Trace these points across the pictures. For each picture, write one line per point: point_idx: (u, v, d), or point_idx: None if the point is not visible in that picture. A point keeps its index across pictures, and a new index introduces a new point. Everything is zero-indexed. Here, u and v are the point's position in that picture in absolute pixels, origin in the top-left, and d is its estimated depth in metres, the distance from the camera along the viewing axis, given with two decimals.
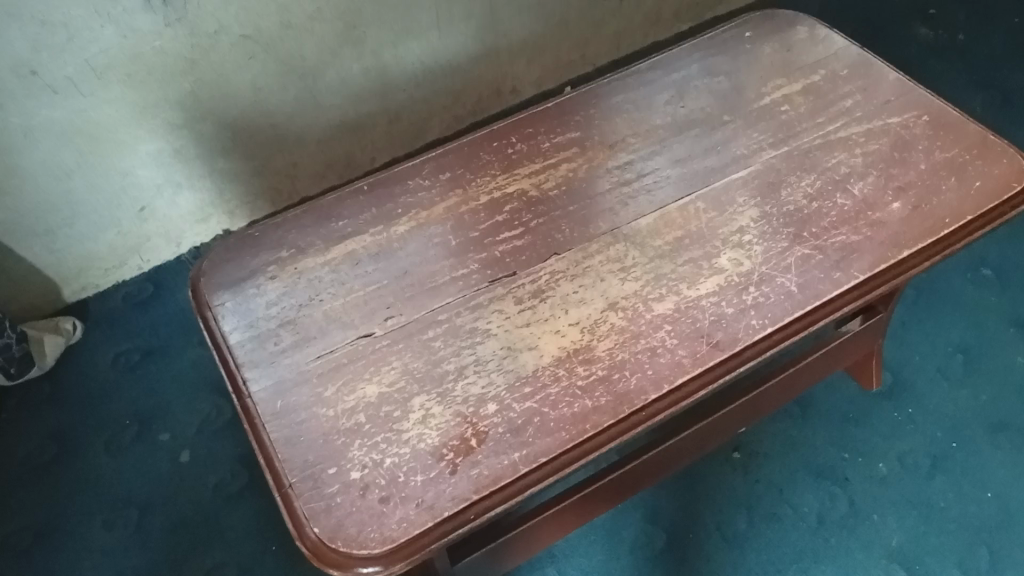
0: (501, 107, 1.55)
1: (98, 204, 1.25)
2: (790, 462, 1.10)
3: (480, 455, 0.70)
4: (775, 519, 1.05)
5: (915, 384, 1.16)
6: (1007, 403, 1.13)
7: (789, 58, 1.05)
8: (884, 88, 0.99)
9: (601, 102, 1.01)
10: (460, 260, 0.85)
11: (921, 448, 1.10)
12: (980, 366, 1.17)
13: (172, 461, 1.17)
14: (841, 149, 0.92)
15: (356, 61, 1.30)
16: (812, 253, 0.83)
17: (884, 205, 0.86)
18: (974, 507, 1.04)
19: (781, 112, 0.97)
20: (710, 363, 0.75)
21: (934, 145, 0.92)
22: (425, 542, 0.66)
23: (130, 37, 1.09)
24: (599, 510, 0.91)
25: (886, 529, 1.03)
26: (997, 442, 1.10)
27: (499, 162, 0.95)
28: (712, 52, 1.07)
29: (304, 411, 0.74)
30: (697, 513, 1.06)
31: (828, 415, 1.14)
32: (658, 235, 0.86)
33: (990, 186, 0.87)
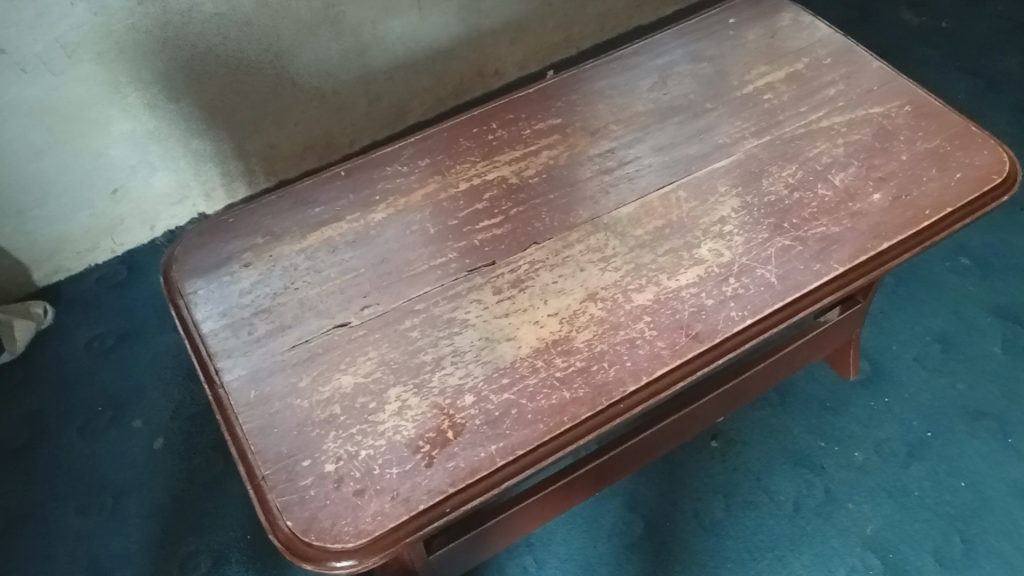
0: (484, 90, 1.53)
1: (70, 185, 1.23)
2: (768, 451, 1.10)
3: (456, 447, 0.69)
4: (751, 506, 1.05)
5: (893, 372, 1.16)
6: (984, 392, 1.14)
7: (773, 44, 1.04)
8: (867, 76, 0.98)
9: (583, 88, 1.00)
10: (438, 249, 0.84)
11: (898, 436, 1.11)
12: (957, 355, 1.18)
13: (147, 447, 1.15)
14: (823, 138, 0.92)
15: (334, 40, 1.27)
16: (793, 244, 0.82)
17: (865, 195, 0.86)
18: (948, 495, 1.05)
19: (764, 100, 0.96)
20: (690, 355, 0.74)
21: (916, 134, 0.91)
22: (401, 535, 0.65)
23: (101, 14, 1.07)
24: (577, 498, 0.91)
25: (862, 517, 1.04)
26: (974, 431, 1.10)
27: (479, 148, 0.94)
28: (696, 38, 1.06)
29: (278, 402, 0.73)
30: (675, 501, 1.06)
31: (807, 403, 1.14)
32: (638, 225, 0.85)
33: (971, 176, 0.87)
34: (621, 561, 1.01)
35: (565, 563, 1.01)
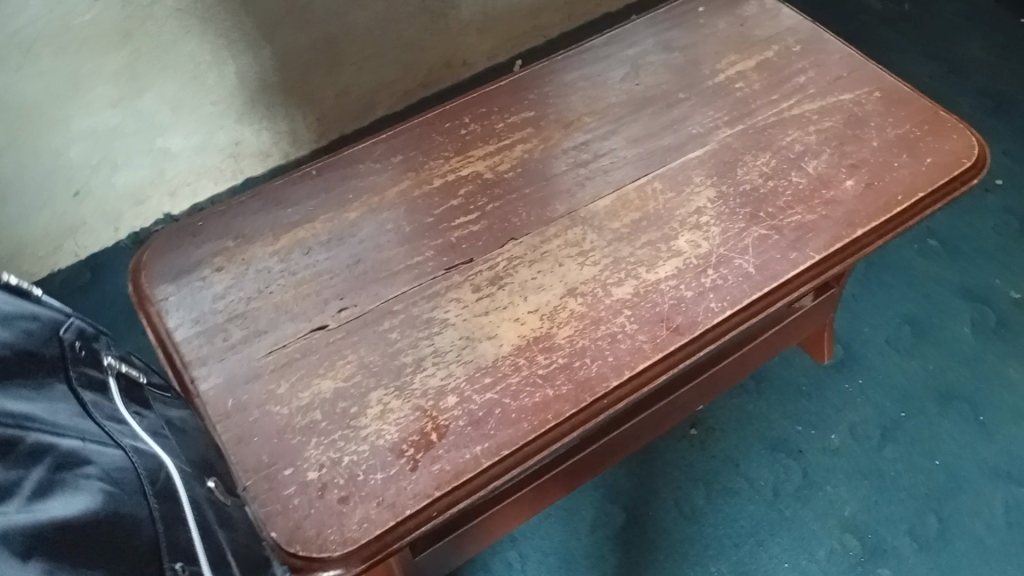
0: (453, 82, 1.51)
1: (30, 186, 1.18)
2: (746, 437, 1.11)
3: (441, 450, 0.68)
4: (731, 493, 1.06)
5: (865, 356, 1.18)
6: (954, 373, 1.16)
7: (743, 32, 1.04)
8: (837, 63, 0.99)
9: (554, 80, 0.99)
10: (415, 247, 0.83)
11: (872, 419, 1.12)
12: (928, 337, 1.20)
13: None
14: (795, 126, 0.92)
15: (300, 33, 1.24)
16: (769, 233, 0.82)
17: (838, 182, 0.86)
18: (922, 475, 1.07)
19: (737, 89, 0.96)
20: (671, 348, 0.74)
21: (887, 121, 0.92)
22: (386, 542, 0.64)
23: (57, 10, 1.03)
24: (558, 494, 0.91)
25: (839, 500, 1.05)
26: (945, 411, 1.12)
27: (453, 143, 0.92)
28: (667, 27, 1.05)
29: (256, 409, 0.71)
30: (656, 490, 1.07)
31: (783, 389, 1.15)
32: (615, 218, 0.85)
33: (941, 162, 0.88)
34: (604, 552, 1.02)
35: (548, 556, 1.01)
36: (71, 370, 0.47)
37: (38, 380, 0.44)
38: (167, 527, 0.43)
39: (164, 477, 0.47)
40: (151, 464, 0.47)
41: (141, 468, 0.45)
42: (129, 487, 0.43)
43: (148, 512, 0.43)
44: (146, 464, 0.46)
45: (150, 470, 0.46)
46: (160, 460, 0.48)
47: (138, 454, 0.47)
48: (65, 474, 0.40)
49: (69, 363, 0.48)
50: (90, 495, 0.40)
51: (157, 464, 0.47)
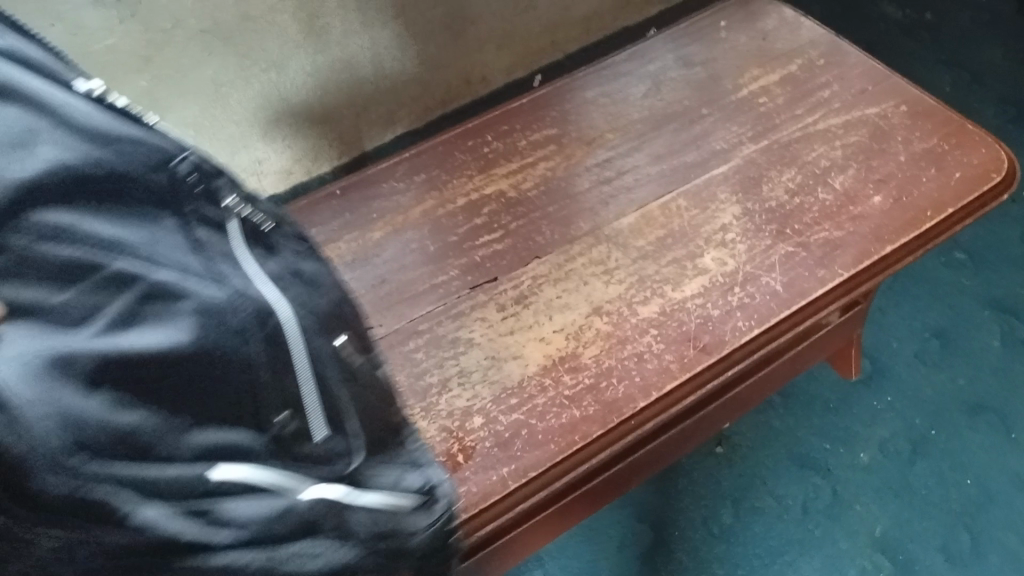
0: (472, 97, 1.51)
1: None
2: (772, 453, 1.10)
3: (467, 471, 0.68)
4: (759, 511, 1.05)
5: (892, 370, 1.17)
6: (984, 386, 1.14)
7: (765, 47, 1.03)
8: (860, 76, 0.98)
9: (575, 97, 0.99)
10: (439, 267, 0.83)
11: (901, 434, 1.11)
12: (956, 349, 1.18)
13: None
14: (820, 141, 0.91)
15: (320, 52, 1.25)
16: (796, 250, 0.82)
17: (865, 198, 0.85)
18: (953, 491, 1.05)
19: (760, 104, 0.96)
20: (699, 368, 0.74)
21: (913, 134, 0.91)
22: None
23: (78, 35, 1.02)
24: (584, 513, 0.90)
25: (870, 518, 1.04)
26: (976, 426, 1.11)
27: (476, 162, 0.92)
28: (687, 42, 1.05)
29: None
30: (682, 509, 1.06)
31: (809, 405, 1.14)
32: (639, 235, 0.84)
33: (970, 176, 0.87)
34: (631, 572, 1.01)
35: None
36: (182, 206, 0.52)
37: (144, 210, 0.49)
38: (268, 367, 0.51)
39: (279, 319, 0.53)
40: (268, 306, 0.52)
41: (250, 309, 0.51)
42: (230, 325, 0.49)
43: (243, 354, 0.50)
44: (257, 306, 0.52)
45: (264, 309, 0.52)
46: (268, 307, 0.52)
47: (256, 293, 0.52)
48: (151, 306, 0.46)
49: (183, 198, 0.52)
50: (187, 324, 0.47)
51: (275, 307, 0.53)
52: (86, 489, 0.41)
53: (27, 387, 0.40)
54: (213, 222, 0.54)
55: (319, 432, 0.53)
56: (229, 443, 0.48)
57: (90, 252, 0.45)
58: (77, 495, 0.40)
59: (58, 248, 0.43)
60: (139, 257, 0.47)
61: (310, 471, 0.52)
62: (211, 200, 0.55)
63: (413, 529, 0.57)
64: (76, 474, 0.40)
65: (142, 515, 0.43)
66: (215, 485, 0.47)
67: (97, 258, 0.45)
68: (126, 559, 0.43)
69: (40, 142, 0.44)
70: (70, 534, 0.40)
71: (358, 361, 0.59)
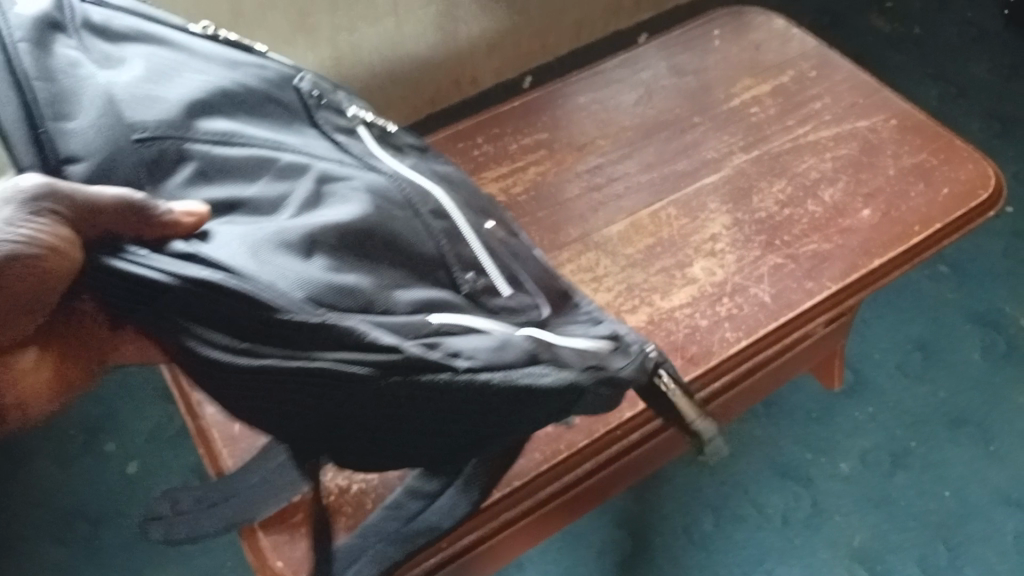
0: (461, 98, 1.50)
1: None
2: (754, 462, 1.10)
3: None
4: (740, 520, 1.05)
5: (875, 381, 1.17)
6: (965, 399, 1.15)
7: (756, 57, 1.03)
8: (851, 89, 0.98)
9: (567, 102, 0.98)
10: None
11: (882, 445, 1.11)
12: (938, 361, 1.19)
13: (123, 472, 1.10)
14: (810, 153, 0.91)
15: (311, 48, 1.24)
16: (785, 262, 0.82)
17: (854, 211, 0.86)
18: (933, 504, 1.06)
19: (751, 114, 0.96)
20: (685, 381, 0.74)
21: (902, 149, 0.91)
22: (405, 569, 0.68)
23: None
24: (565, 521, 0.90)
25: (850, 528, 1.04)
26: (956, 438, 1.11)
27: (466, 165, 0.92)
28: (680, 50, 1.05)
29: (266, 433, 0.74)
30: (664, 516, 1.06)
31: (792, 414, 1.15)
32: (629, 243, 0.84)
33: (957, 191, 0.87)
34: None
35: None
36: (313, 115, 0.64)
37: (281, 121, 0.61)
38: (444, 242, 0.60)
39: (435, 194, 0.62)
40: (422, 188, 0.62)
41: (408, 188, 0.60)
42: (395, 201, 0.59)
43: (415, 225, 0.59)
44: (417, 185, 0.61)
45: (418, 188, 0.61)
46: (424, 189, 0.61)
47: (405, 177, 0.62)
48: (328, 185, 0.56)
49: (309, 111, 0.65)
50: (364, 200, 0.56)
51: (427, 188, 0.62)
52: (334, 320, 0.48)
53: (252, 258, 0.47)
54: (345, 130, 0.65)
55: (504, 289, 0.62)
56: (441, 295, 0.57)
57: (263, 152, 0.55)
58: (329, 323, 0.48)
59: (231, 148, 0.54)
60: (300, 152, 0.58)
61: (510, 320, 0.61)
62: (337, 112, 0.66)
63: (616, 367, 0.64)
64: (323, 311, 0.48)
65: (371, 335, 0.49)
66: (437, 326, 0.54)
67: (271, 156, 0.55)
68: (383, 383, 0.49)
69: (178, 77, 0.57)
70: (329, 356, 0.48)
71: (514, 243, 0.69)
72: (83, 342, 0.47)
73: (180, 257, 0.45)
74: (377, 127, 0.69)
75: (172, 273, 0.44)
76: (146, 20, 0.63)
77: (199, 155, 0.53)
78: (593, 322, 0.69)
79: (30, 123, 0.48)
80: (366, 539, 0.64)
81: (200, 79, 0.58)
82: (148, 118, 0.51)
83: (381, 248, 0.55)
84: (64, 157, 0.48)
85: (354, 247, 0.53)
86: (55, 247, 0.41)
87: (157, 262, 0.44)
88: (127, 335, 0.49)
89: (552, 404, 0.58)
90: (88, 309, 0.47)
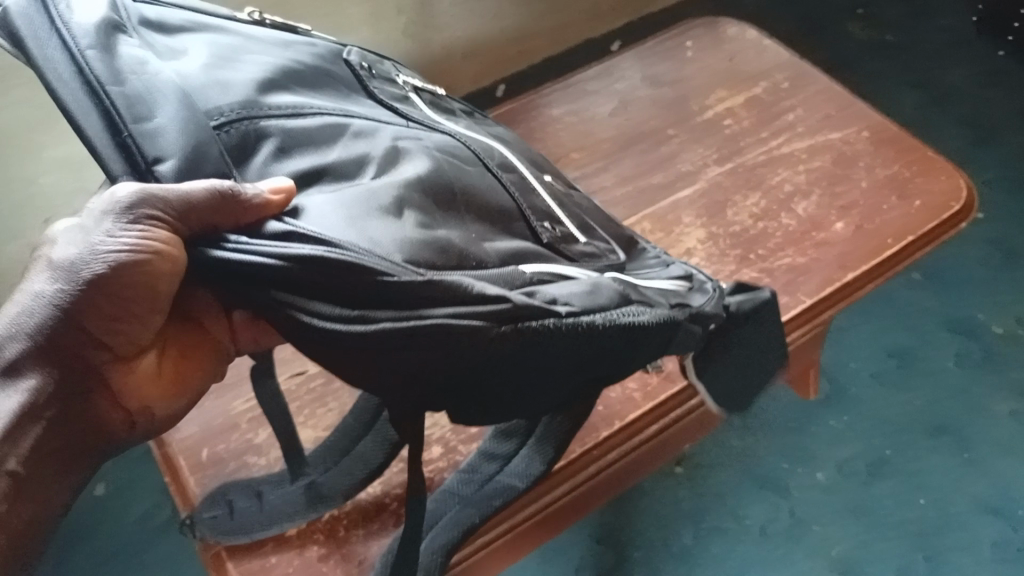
0: None
1: None
2: (732, 472, 1.10)
3: None
4: (719, 532, 1.05)
5: (852, 390, 1.17)
6: (940, 407, 1.15)
7: (731, 68, 1.03)
8: (825, 101, 0.98)
9: (541, 115, 0.98)
10: None
11: (859, 454, 1.11)
12: (914, 370, 1.19)
13: (92, 492, 1.07)
14: (785, 165, 0.91)
15: None
16: (760, 276, 0.82)
17: (828, 224, 0.85)
18: (910, 513, 1.06)
19: (725, 126, 0.96)
20: (659, 399, 0.77)
21: (876, 160, 0.91)
22: None
23: None
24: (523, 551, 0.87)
25: (828, 539, 1.04)
26: (932, 447, 1.12)
27: None
28: (655, 61, 1.04)
29: (233, 461, 0.72)
30: (642, 530, 1.05)
31: (769, 424, 1.15)
32: None
33: (931, 204, 0.87)
34: None
35: None
36: (368, 84, 0.62)
37: (338, 94, 0.57)
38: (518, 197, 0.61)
39: (496, 153, 0.64)
40: (485, 148, 0.63)
41: (476, 149, 0.61)
42: (468, 159, 0.59)
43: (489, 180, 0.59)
44: (480, 147, 0.63)
45: (484, 149, 0.63)
46: (490, 150, 0.63)
47: (467, 137, 0.63)
48: (402, 148, 0.53)
49: (365, 80, 0.62)
50: (436, 154, 0.55)
51: (489, 149, 0.64)
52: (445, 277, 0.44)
53: (348, 228, 0.43)
54: (398, 96, 0.64)
55: (577, 235, 0.63)
56: (519, 246, 0.56)
57: (334, 118, 0.51)
58: (436, 279, 0.43)
59: (305, 119, 0.49)
60: (367, 120, 0.54)
61: (590, 262, 0.62)
62: (386, 81, 0.65)
63: (698, 303, 0.66)
64: (425, 271, 0.44)
65: (477, 287, 0.45)
66: (529, 277, 0.53)
67: (344, 122, 0.51)
68: (497, 336, 0.45)
69: (239, 59, 0.51)
70: (442, 312, 0.43)
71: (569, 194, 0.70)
72: (199, 333, 0.48)
73: (279, 237, 0.41)
74: (427, 92, 0.71)
75: (278, 253, 0.40)
76: (185, 10, 0.56)
77: (279, 131, 0.47)
78: (662, 266, 0.71)
79: (112, 132, 0.42)
80: (446, 505, 0.68)
81: (263, 59, 0.53)
82: (219, 101, 0.46)
83: (464, 206, 0.54)
84: (152, 157, 0.42)
85: (438, 207, 0.51)
86: (164, 251, 0.39)
87: (259, 247, 0.40)
88: (239, 318, 0.49)
89: (647, 339, 0.56)
90: (201, 300, 0.47)
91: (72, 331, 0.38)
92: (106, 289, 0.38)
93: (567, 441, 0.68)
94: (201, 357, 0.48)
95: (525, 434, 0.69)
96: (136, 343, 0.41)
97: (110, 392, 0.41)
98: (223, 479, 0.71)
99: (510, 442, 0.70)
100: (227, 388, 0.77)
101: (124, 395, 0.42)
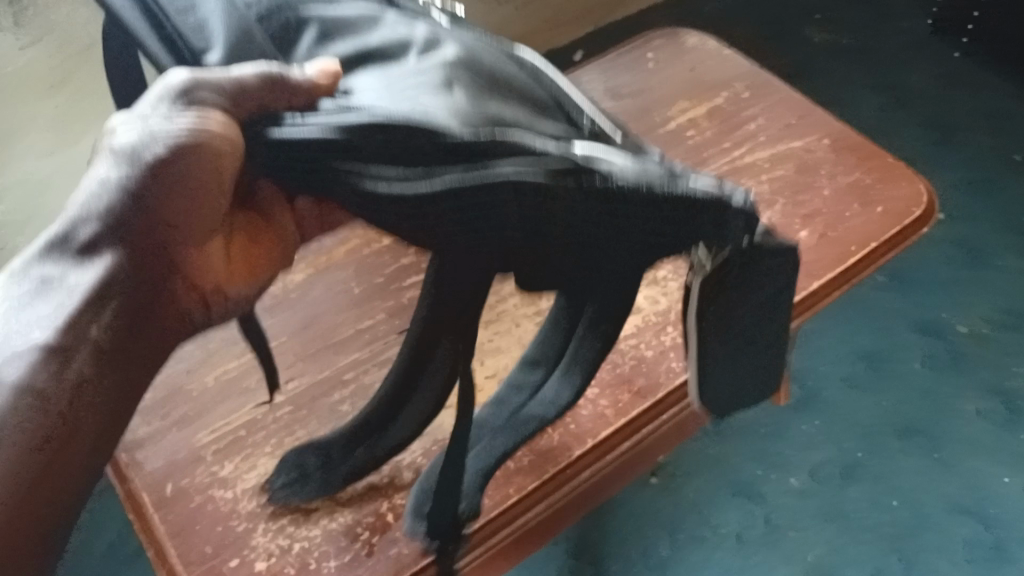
0: None
1: None
2: (707, 480, 1.10)
3: (397, 532, 0.68)
4: (696, 541, 1.04)
5: (822, 394, 1.18)
6: (909, 408, 1.17)
7: (692, 78, 1.03)
8: (787, 109, 0.99)
9: None
10: (364, 311, 0.83)
11: (832, 458, 1.12)
12: (882, 372, 1.20)
13: None
14: (748, 175, 0.92)
15: None
16: None
17: (793, 232, 0.86)
18: (884, 515, 1.07)
19: (688, 137, 0.97)
20: (632, 414, 0.76)
21: (838, 168, 0.93)
22: None
23: None
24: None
25: (804, 544, 1.05)
26: (903, 448, 1.13)
27: None
28: (617, 72, 1.05)
29: (198, 494, 0.70)
30: (619, 542, 1.05)
31: (742, 431, 1.15)
32: None
33: (893, 210, 0.88)
34: None
35: None
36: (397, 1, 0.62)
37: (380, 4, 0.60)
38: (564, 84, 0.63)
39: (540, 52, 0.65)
40: None
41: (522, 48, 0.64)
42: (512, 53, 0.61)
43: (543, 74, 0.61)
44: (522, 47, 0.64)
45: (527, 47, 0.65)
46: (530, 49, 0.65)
47: None
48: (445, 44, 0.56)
49: None
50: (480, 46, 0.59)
51: None
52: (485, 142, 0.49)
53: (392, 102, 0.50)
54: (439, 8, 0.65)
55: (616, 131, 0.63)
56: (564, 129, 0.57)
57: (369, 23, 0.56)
58: (488, 138, 0.49)
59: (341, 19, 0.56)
60: (406, 19, 0.58)
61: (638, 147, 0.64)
62: None
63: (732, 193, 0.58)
64: (477, 131, 0.49)
65: (529, 149, 0.50)
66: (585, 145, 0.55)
67: (380, 24, 0.57)
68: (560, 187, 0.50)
69: None
70: (505, 167, 0.49)
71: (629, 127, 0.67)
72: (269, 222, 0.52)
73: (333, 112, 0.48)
74: None
75: (333, 126, 0.46)
76: None
77: (315, 20, 0.56)
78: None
79: (158, 25, 0.51)
80: (482, 431, 0.71)
81: None
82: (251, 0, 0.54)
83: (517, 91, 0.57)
84: (198, 49, 0.50)
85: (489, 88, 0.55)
86: (221, 137, 0.44)
87: (313, 121, 0.47)
88: (305, 203, 0.54)
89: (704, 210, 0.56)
90: (266, 193, 0.51)
91: (140, 213, 0.44)
92: (159, 164, 0.43)
93: (596, 365, 0.69)
94: (270, 244, 0.52)
95: (552, 362, 0.71)
96: (202, 224, 0.46)
97: (183, 276, 0.47)
98: (188, 513, 0.69)
99: (538, 371, 0.72)
100: (190, 420, 0.75)
101: (195, 271, 0.48)
